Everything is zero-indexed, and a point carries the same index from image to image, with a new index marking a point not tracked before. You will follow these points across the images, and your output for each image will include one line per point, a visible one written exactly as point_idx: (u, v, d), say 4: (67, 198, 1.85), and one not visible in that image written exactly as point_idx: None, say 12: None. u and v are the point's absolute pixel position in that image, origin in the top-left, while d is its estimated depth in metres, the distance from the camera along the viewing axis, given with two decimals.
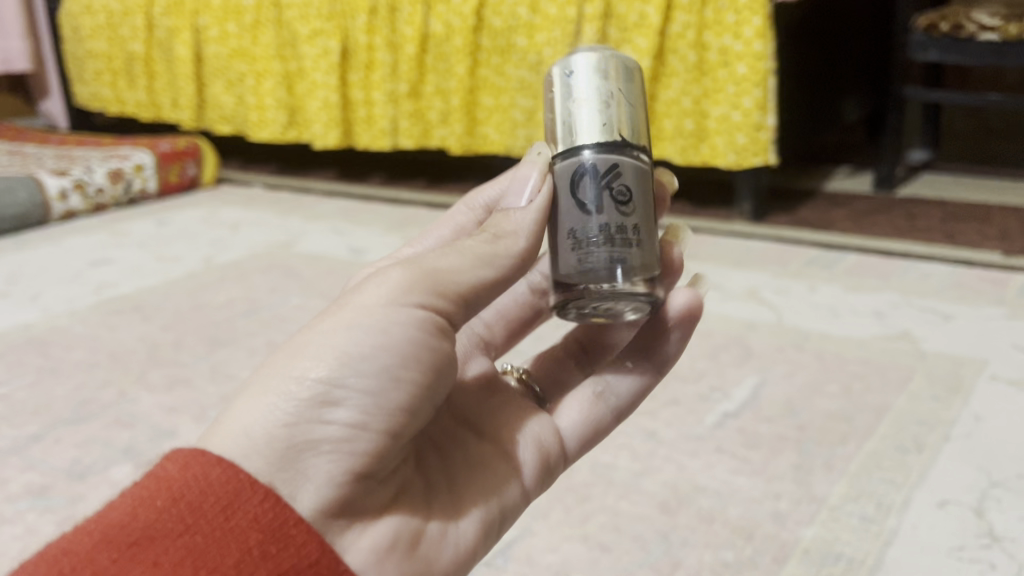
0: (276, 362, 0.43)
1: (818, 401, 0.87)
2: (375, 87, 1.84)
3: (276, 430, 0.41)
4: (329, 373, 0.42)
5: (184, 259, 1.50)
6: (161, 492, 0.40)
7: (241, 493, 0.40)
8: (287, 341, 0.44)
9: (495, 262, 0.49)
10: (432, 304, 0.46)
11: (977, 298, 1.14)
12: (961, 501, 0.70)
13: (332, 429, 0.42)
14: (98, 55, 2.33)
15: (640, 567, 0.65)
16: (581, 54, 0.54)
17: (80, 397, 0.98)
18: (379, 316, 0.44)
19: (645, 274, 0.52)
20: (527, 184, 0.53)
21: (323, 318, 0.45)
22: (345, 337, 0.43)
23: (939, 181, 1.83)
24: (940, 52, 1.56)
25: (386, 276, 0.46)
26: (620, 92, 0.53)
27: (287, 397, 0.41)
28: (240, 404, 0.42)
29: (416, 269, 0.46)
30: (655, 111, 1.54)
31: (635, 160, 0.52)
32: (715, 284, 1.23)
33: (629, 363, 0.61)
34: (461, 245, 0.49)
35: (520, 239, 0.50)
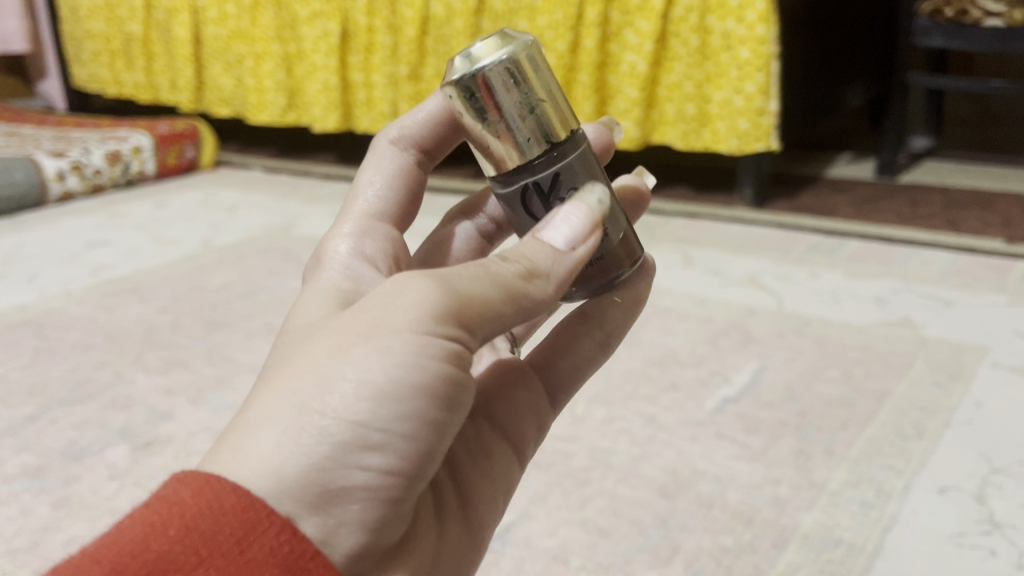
0: (300, 391, 0.37)
1: (818, 387, 0.87)
2: (375, 70, 1.83)
3: (310, 473, 0.36)
4: (366, 416, 0.37)
5: (183, 241, 1.49)
6: (173, 519, 0.34)
7: (257, 523, 0.35)
8: (314, 362, 0.38)
9: (524, 305, 0.42)
10: (461, 335, 0.39)
11: (979, 285, 1.13)
12: (961, 487, 0.70)
13: (364, 473, 0.37)
14: (96, 36, 2.32)
15: (638, 552, 0.65)
16: (477, 65, 0.47)
17: (77, 378, 0.97)
18: (411, 350, 0.37)
19: (623, 255, 0.53)
20: (569, 224, 0.45)
21: (344, 338, 0.38)
22: (375, 371, 0.37)
23: (942, 168, 1.82)
24: (944, 38, 1.54)
25: (414, 295, 0.38)
26: (535, 88, 0.48)
27: (322, 437, 0.36)
28: (262, 438, 0.37)
29: (448, 292, 0.39)
30: (657, 95, 1.53)
31: (573, 153, 0.50)
32: (716, 270, 1.22)
33: (612, 297, 0.57)
34: (492, 269, 0.41)
35: (551, 283, 0.43)
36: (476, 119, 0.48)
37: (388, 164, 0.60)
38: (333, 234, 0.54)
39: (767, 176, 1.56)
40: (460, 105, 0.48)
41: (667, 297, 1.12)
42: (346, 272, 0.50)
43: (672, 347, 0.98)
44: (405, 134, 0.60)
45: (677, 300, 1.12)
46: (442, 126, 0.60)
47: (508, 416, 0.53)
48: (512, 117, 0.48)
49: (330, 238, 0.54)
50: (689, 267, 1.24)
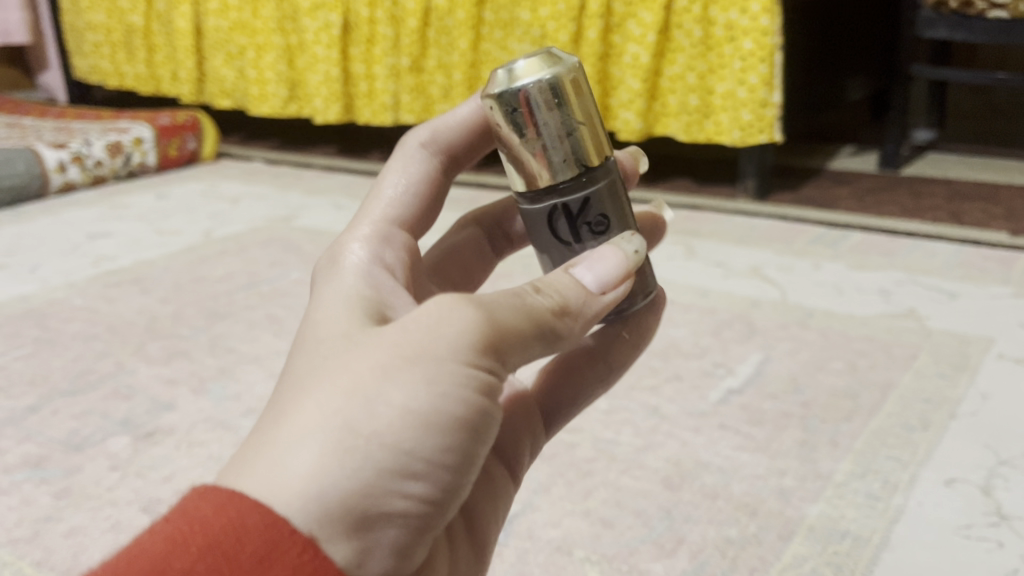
0: (341, 409, 0.36)
1: (823, 378, 0.87)
2: (376, 61, 1.82)
3: (351, 496, 0.35)
4: (409, 441, 0.36)
5: (184, 233, 1.48)
6: (194, 536, 0.32)
7: (280, 542, 0.32)
8: (350, 380, 0.37)
9: (551, 340, 0.41)
10: (496, 366, 0.38)
11: (983, 277, 1.12)
12: (967, 479, 0.69)
13: (401, 501, 0.36)
14: (97, 27, 2.31)
15: (642, 543, 0.64)
16: (518, 84, 0.46)
17: (78, 368, 0.97)
18: (453, 381, 0.37)
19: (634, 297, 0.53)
20: (606, 267, 0.45)
21: (383, 358, 0.37)
22: (420, 399, 0.36)
23: (945, 160, 1.81)
24: (949, 29, 1.54)
25: (458, 322, 0.37)
26: (573, 110, 0.47)
27: (364, 460, 0.35)
28: (300, 456, 0.35)
29: (489, 322, 0.38)
30: (660, 86, 1.53)
31: (606, 181, 0.49)
32: (719, 261, 1.22)
33: (622, 334, 0.54)
34: (526, 301, 0.41)
35: (577, 322, 0.43)
36: (511, 133, 0.47)
37: (414, 168, 0.56)
38: (348, 237, 0.50)
39: (770, 168, 1.55)
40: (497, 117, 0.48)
41: (670, 289, 1.12)
42: (366, 278, 0.46)
43: (676, 339, 0.97)
44: (435, 137, 0.56)
45: (680, 291, 1.11)
46: (473, 131, 0.57)
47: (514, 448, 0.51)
48: (549, 138, 0.47)
49: (346, 241, 0.49)
50: (692, 259, 1.23)
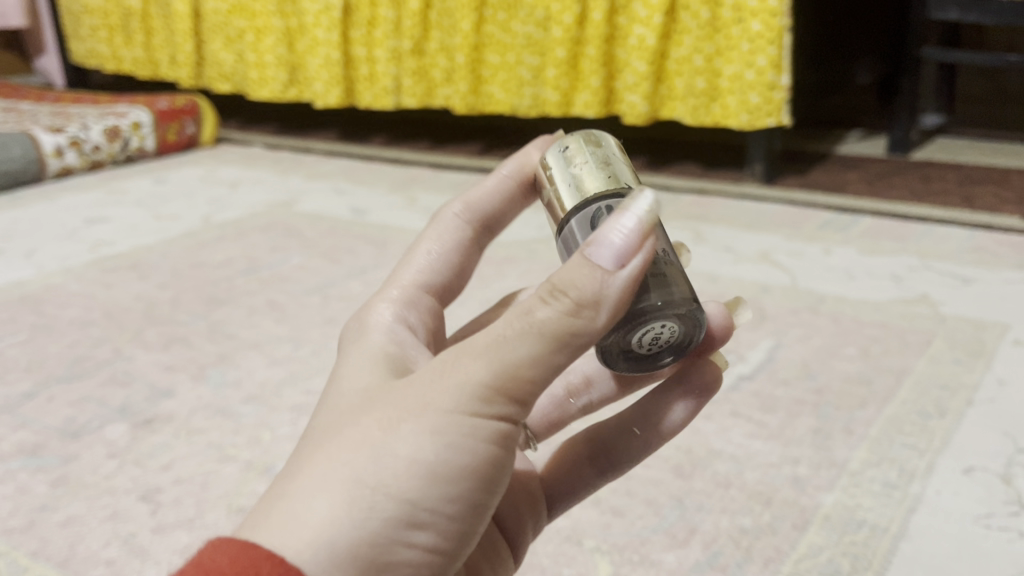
0: (352, 463, 0.35)
1: (835, 364, 0.85)
2: (377, 44, 1.79)
3: (361, 549, 0.34)
4: (419, 493, 0.35)
5: (183, 218, 1.46)
6: None
7: None
8: (364, 432, 0.36)
9: (569, 349, 0.35)
10: (511, 415, 0.36)
11: (997, 262, 1.10)
12: (986, 467, 0.67)
13: (412, 552, 0.35)
14: (93, 10, 2.28)
15: (653, 532, 0.63)
16: (569, 135, 0.49)
17: (74, 355, 0.95)
18: (461, 431, 0.35)
19: (689, 297, 0.43)
20: (620, 235, 0.34)
21: (393, 411, 0.36)
22: (428, 450, 0.35)
23: (954, 144, 1.79)
24: (959, 10, 1.51)
25: (466, 371, 0.36)
26: (617, 157, 0.48)
27: (375, 511, 0.34)
28: (313, 508, 0.34)
29: (496, 366, 0.35)
30: (666, 69, 1.50)
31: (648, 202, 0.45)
32: (727, 247, 1.20)
33: (635, 429, 0.50)
34: (531, 317, 0.35)
35: (603, 311, 0.35)
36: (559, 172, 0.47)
37: (449, 235, 0.54)
38: (376, 300, 0.50)
39: (777, 152, 1.53)
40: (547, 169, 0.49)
41: None
42: (390, 337, 0.45)
43: None
44: (471, 208, 0.55)
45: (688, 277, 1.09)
46: (508, 201, 0.56)
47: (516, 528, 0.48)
48: (596, 162, 0.47)
49: (371, 305, 0.49)
50: (700, 244, 1.21)
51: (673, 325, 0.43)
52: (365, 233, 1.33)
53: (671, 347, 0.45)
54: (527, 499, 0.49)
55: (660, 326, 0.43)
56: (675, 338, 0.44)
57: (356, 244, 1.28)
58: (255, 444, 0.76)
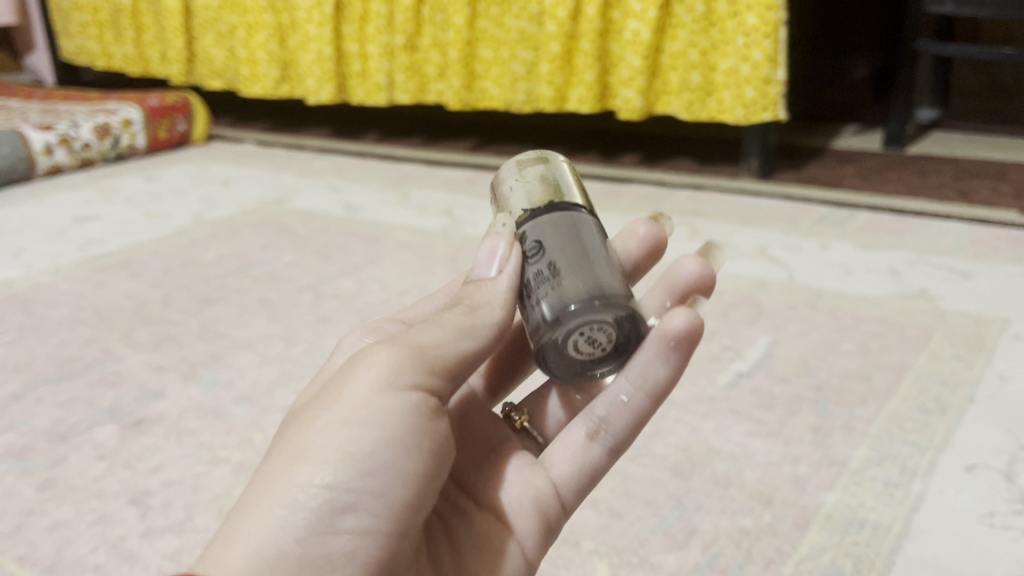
0: (273, 471, 0.40)
1: (834, 360, 0.84)
2: (370, 40, 1.78)
3: (291, 545, 0.38)
4: (336, 476, 0.39)
5: (174, 216, 1.45)
6: None
7: None
8: (285, 440, 0.41)
9: (472, 334, 0.44)
10: (424, 386, 0.42)
11: (995, 256, 1.10)
12: (989, 465, 0.67)
13: (344, 536, 0.39)
14: (83, 7, 2.26)
15: (653, 534, 0.62)
16: (500, 168, 0.56)
17: (63, 355, 0.93)
18: (374, 408, 0.40)
19: (576, 298, 0.46)
20: (494, 253, 0.48)
21: (310, 410, 0.41)
22: (338, 440, 0.39)
23: (950, 138, 1.78)
24: (955, 3, 1.49)
25: (372, 355, 0.42)
26: (530, 176, 0.53)
27: (297, 508, 0.38)
28: (246, 522, 0.38)
29: (403, 347, 0.42)
30: (661, 63, 1.49)
31: (551, 213, 0.50)
32: (723, 242, 1.19)
33: (621, 395, 0.50)
34: (442, 317, 0.44)
35: (496, 308, 0.46)
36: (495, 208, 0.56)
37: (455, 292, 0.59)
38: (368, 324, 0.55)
39: (773, 146, 1.52)
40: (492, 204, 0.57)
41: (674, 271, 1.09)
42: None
43: None
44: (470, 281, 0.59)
45: None
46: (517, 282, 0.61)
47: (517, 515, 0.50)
48: (509, 195, 0.53)
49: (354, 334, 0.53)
50: (696, 240, 1.20)
51: (598, 325, 0.47)
52: (359, 230, 1.31)
53: (609, 341, 0.48)
54: (534, 497, 0.51)
55: (570, 337, 0.47)
56: (606, 333, 0.48)
57: (349, 241, 1.27)
58: (247, 446, 0.75)
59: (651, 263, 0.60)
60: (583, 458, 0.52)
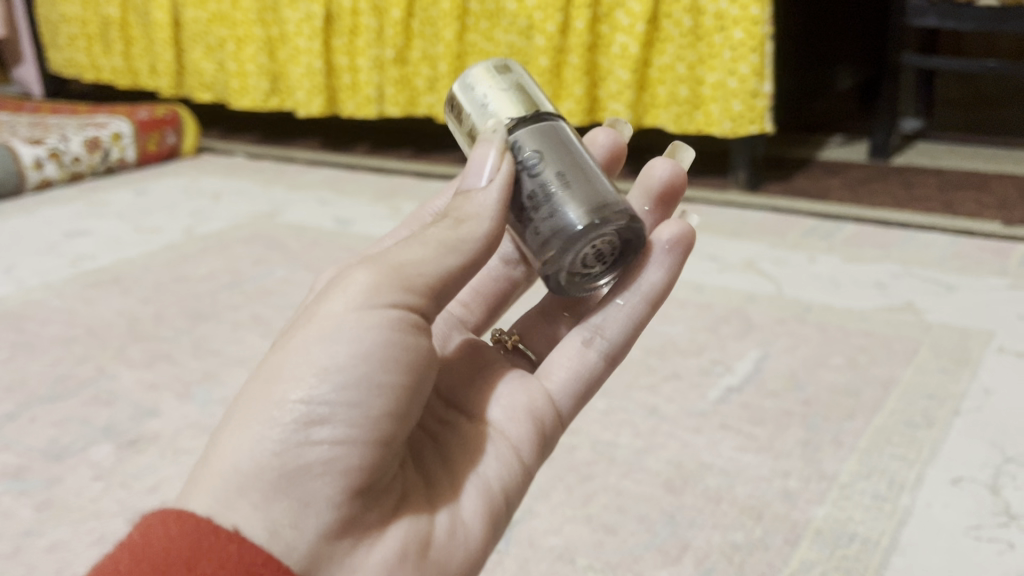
0: (253, 391, 0.41)
1: (823, 374, 0.85)
2: (360, 53, 1.79)
3: (268, 459, 0.39)
4: (311, 391, 0.40)
5: (165, 230, 1.45)
6: (123, 557, 0.37)
7: (204, 541, 0.37)
8: (267, 363, 0.42)
9: (461, 248, 0.45)
10: (403, 302, 0.43)
11: (978, 268, 1.11)
12: (975, 478, 0.68)
13: (321, 449, 0.40)
14: (72, 19, 2.25)
15: (646, 550, 0.62)
16: (461, 74, 0.56)
17: (56, 373, 0.94)
18: (349, 324, 0.41)
19: (590, 206, 0.49)
20: (483, 161, 0.48)
21: (291, 334, 0.43)
22: (315, 355, 0.41)
23: (935, 149, 1.80)
24: (938, 17, 1.51)
25: (352, 277, 0.43)
26: (503, 84, 0.54)
27: (273, 423, 0.39)
28: (226, 440, 0.40)
29: (381, 267, 0.43)
30: (649, 77, 1.50)
31: (538, 124, 0.52)
32: (712, 255, 1.20)
33: (617, 299, 0.56)
34: (426, 236, 0.45)
35: (484, 221, 0.46)
36: (459, 122, 0.56)
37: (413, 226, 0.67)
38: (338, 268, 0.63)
39: (761, 159, 1.54)
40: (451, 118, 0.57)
41: None
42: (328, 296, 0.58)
43: (672, 336, 0.95)
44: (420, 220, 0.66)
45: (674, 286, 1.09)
46: None
47: (511, 419, 0.52)
48: (484, 101, 0.54)
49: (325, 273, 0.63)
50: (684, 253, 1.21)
51: (608, 234, 0.50)
52: (350, 244, 1.32)
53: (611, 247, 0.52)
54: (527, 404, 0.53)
55: (584, 246, 0.49)
56: (610, 240, 0.51)
57: (341, 255, 1.27)
58: None
59: (613, 170, 0.64)
60: (581, 365, 0.55)
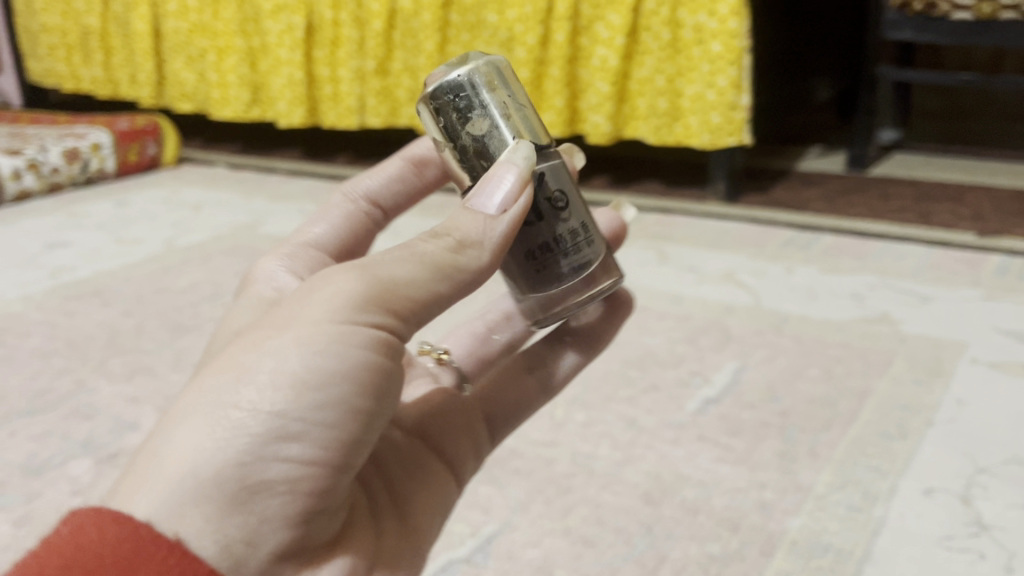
0: (217, 387, 0.38)
1: (800, 386, 0.86)
2: (341, 64, 1.79)
3: (230, 469, 0.37)
4: (285, 404, 0.38)
5: (146, 241, 1.45)
6: (52, 559, 0.34)
7: (142, 550, 0.34)
8: (234, 358, 0.39)
9: (455, 276, 0.43)
10: (386, 321, 0.41)
11: (953, 279, 1.13)
12: (947, 488, 0.69)
13: (285, 466, 0.38)
14: (51, 29, 2.24)
15: (624, 561, 0.63)
16: (458, 70, 0.50)
17: (35, 387, 0.93)
18: (329, 338, 0.39)
19: (598, 265, 0.53)
20: (501, 188, 0.45)
21: (262, 331, 0.40)
22: (291, 363, 0.38)
23: (912, 160, 1.83)
24: (914, 30, 1.54)
25: (338, 282, 0.40)
26: (511, 98, 0.51)
27: (240, 432, 0.37)
28: (179, 438, 0.37)
29: (369, 279, 0.40)
30: (629, 89, 1.52)
31: (551, 160, 0.51)
32: (692, 267, 1.21)
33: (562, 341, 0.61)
34: (418, 250, 0.42)
35: (485, 251, 0.44)
36: (453, 123, 0.50)
37: (339, 213, 0.63)
38: (265, 259, 0.60)
39: (740, 169, 1.55)
40: (438, 112, 0.50)
41: (644, 296, 1.11)
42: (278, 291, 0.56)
43: (651, 348, 0.96)
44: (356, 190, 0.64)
45: (654, 298, 1.10)
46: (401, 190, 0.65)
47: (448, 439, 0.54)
48: (495, 115, 0.50)
49: (263, 261, 0.59)
50: (664, 265, 1.22)
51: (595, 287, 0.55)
52: None
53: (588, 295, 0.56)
54: (465, 423, 0.56)
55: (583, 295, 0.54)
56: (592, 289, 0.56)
57: None
58: None
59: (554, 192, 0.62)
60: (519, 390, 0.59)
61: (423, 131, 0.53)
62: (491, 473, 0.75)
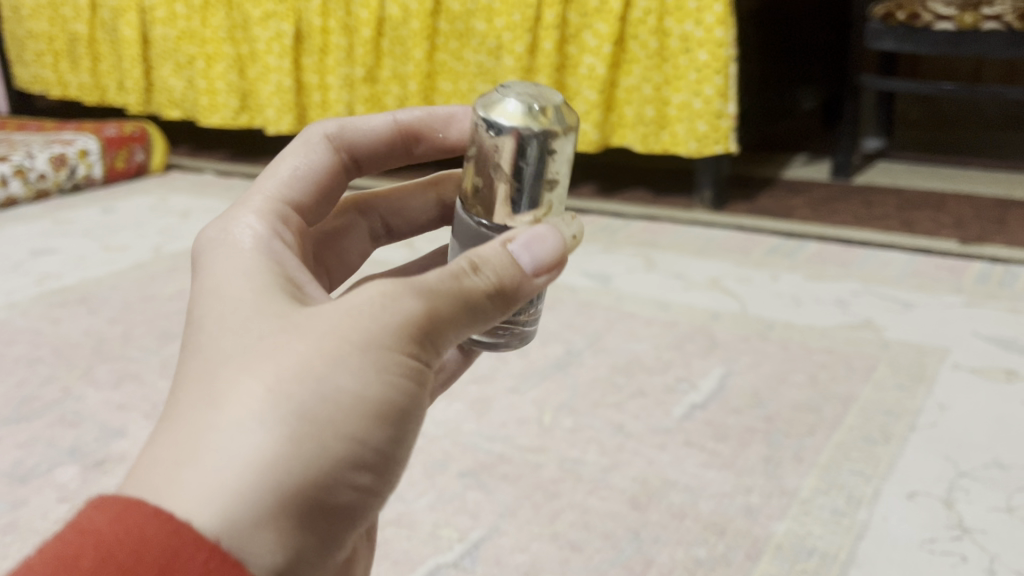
0: (291, 396, 0.34)
1: (785, 392, 0.87)
2: (330, 72, 1.80)
3: (309, 490, 0.34)
4: (364, 431, 0.35)
5: (133, 249, 1.45)
6: (86, 550, 0.29)
7: (182, 551, 0.30)
8: (297, 360, 0.35)
9: (488, 318, 0.40)
10: (435, 356, 0.38)
11: (936, 286, 1.14)
12: (929, 492, 0.70)
13: (350, 492, 0.36)
14: (38, 36, 2.24)
15: (611, 566, 0.64)
16: (559, 122, 0.44)
17: (21, 395, 0.93)
18: (400, 371, 0.37)
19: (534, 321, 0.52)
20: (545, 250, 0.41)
21: (321, 333, 0.36)
22: (371, 388, 0.36)
23: (895, 168, 1.85)
24: (897, 41, 1.55)
25: (408, 305, 0.37)
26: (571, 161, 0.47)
27: (325, 454, 0.34)
28: (251, 445, 0.33)
29: (435, 309, 0.38)
30: (616, 97, 1.52)
31: None
32: (678, 274, 1.22)
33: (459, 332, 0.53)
34: (467, 288, 0.39)
35: (515, 308, 0.41)
36: (532, 176, 0.44)
37: (316, 155, 0.53)
38: (239, 209, 0.46)
39: (726, 177, 1.57)
40: (528, 155, 0.43)
41: (631, 302, 1.12)
42: (262, 249, 0.43)
43: (638, 354, 0.97)
44: (341, 133, 0.55)
45: (641, 305, 1.11)
46: (381, 141, 0.57)
47: None
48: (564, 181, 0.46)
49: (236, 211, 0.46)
50: (651, 271, 1.23)
51: None
52: None
53: None
54: None
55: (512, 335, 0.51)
56: None
57: None
58: None
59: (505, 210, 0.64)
60: None
61: (472, 145, 0.44)
62: (479, 479, 0.75)
